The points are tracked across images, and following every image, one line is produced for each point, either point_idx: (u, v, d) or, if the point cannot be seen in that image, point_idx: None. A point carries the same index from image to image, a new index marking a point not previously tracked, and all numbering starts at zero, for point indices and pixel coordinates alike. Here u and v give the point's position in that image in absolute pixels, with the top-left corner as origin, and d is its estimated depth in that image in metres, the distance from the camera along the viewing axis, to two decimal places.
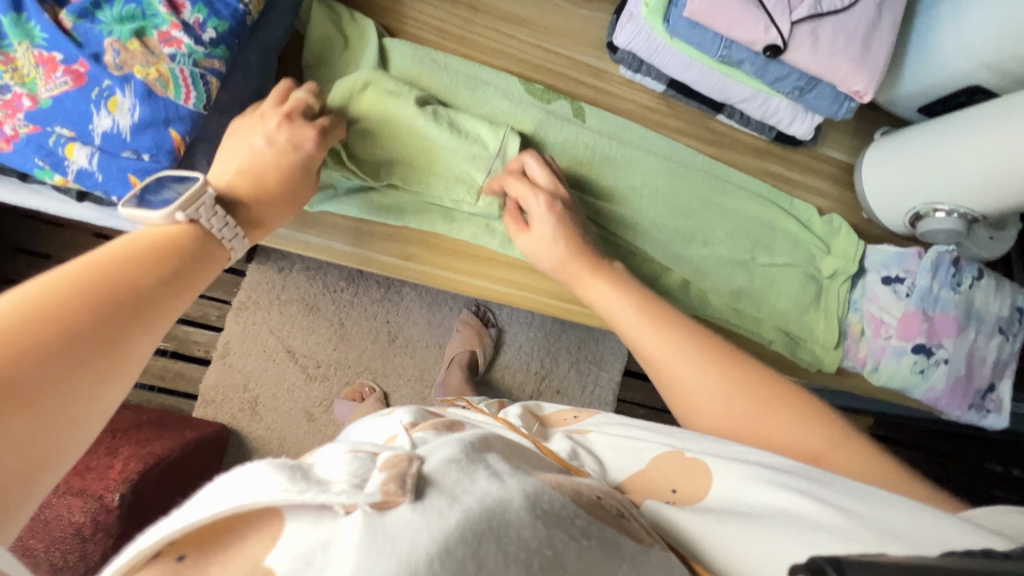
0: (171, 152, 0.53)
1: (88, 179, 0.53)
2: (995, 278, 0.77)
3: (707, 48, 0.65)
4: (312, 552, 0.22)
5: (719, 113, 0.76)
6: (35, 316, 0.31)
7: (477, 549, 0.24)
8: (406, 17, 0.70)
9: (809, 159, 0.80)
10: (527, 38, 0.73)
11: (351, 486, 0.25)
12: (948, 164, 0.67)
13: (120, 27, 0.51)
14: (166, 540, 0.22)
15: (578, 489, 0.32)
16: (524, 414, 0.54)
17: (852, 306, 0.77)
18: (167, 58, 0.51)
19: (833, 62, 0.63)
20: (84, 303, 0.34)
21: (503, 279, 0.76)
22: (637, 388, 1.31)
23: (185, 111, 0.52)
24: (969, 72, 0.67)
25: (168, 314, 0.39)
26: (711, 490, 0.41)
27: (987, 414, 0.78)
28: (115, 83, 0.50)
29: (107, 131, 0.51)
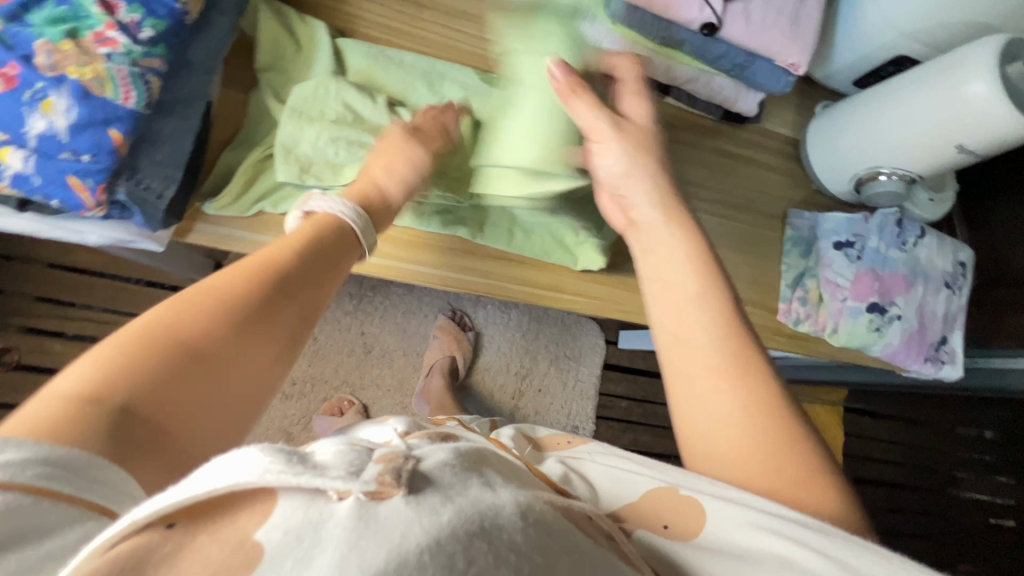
0: (111, 152, 0.51)
1: (24, 184, 0.50)
2: (937, 236, 0.82)
3: (649, 32, 0.66)
4: (303, 529, 0.22)
5: (667, 95, 0.77)
6: (212, 305, 0.35)
7: (468, 546, 0.24)
8: (355, 18, 0.70)
9: (756, 135, 0.83)
10: (473, 32, 0.73)
11: (346, 473, 0.24)
12: (888, 129, 0.70)
13: (51, 28, 0.49)
14: (157, 513, 0.21)
15: (569, 504, 0.32)
16: (517, 436, 0.55)
17: (808, 274, 0.81)
18: (103, 58, 0.49)
19: (766, 36, 0.66)
20: (250, 291, 0.37)
21: (470, 268, 0.73)
22: (618, 380, 1.34)
23: (124, 110, 0.50)
24: (893, 43, 0.71)
25: (319, 300, 0.41)
26: (703, 530, 0.40)
27: (943, 365, 0.82)
28: (48, 84, 0.48)
29: (43, 134, 0.49)
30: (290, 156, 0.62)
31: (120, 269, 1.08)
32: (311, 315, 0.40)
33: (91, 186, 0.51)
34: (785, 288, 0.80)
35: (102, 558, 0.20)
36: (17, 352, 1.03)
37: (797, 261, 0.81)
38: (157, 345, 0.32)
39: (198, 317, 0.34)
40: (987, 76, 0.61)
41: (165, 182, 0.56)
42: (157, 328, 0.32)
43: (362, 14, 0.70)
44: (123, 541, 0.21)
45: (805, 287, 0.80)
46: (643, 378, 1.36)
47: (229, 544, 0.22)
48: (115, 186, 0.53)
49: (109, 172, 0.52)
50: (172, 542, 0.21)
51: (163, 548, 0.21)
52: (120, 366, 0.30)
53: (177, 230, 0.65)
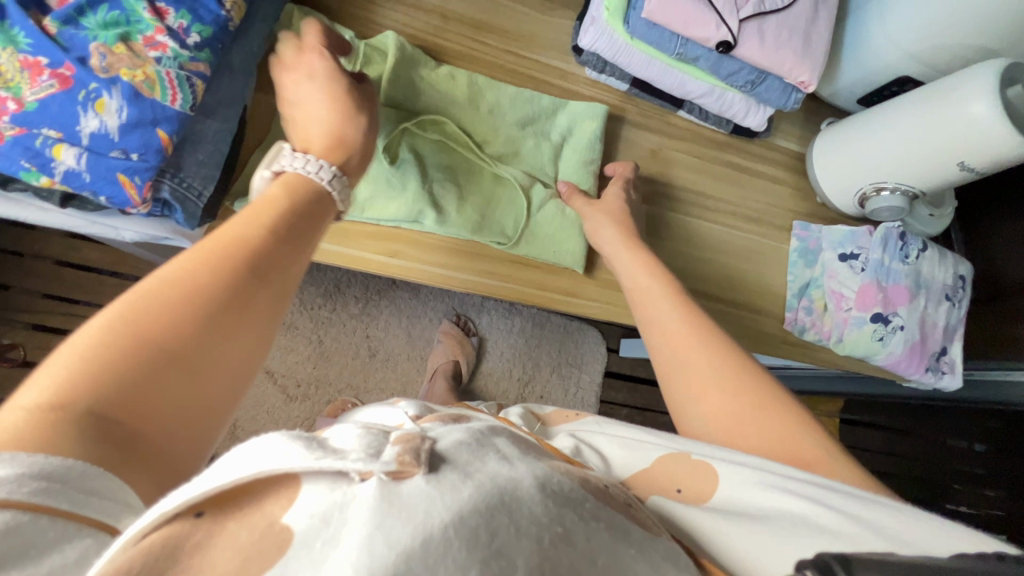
0: (159, 152, 0.52)
1: (76, 180, 0.50)
2: (938, 249, 0.83)
3: (665, 46, 0.68)
4: (329, 511, 0.23)
5: (680, 109, 0.79)
6: (171, 300, 0.32)
7: (489, 519, 0.25)
8: (376, 25, 0.70)
9: (764, 150, 0.84)
10: (493, 43, 0.74)
11: (366, 455, 0.25)
12: (894, 141, 0.71)
13: (105, 32, 0.51)
14: (185, 503, 0.22)
15: (586, 477, 0.33)
16: (526, 414, 0.56)
17: (813, 284, 0.81)
18: (153, 61, 0.51)
19: (779, 56, 0.67)
20: (209, 280, 0.33)
21: (486, 271, 0.72)
22: (619, 389, 1.34)
23: (172, 111, 0.52)
24: (900, 64, 0.72)
25: (288, 278, 0.38)
26: (718, 490, 0.42)
27: (943, 375, 0.83)
28: (102, 85, 0.49)
29: (96, 132, 0.49)
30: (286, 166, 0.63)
31: (129, 268, 1.09)
32: (281, 293, 0.37)
33: (140, 184, 0.52)
34: (791, 297, 0.81)
35: (137, 546, 0.21)
36: (24, 348, 1.04)
37: (802, 272, 0.82)
38: (122, 346, 0.29)
39: (155, 312, 0.31)
40: (987, 97, 0.62)
41: (206, 182, 0.57)
42: (116, 330, 0.30)
43: (390, 20, 0.70)
44: (155, 530, 0.21)
45: (811, 297, 0.81)
46: (644, 388, 1.37)
47: (259, 529, 0.22)
48: (160, 184, 0.55)
49: (156, 170, 0.52)
50: (203, 530, 0.22)
51: (195, 535, 0.22)
52: (78, 378, 0.28)
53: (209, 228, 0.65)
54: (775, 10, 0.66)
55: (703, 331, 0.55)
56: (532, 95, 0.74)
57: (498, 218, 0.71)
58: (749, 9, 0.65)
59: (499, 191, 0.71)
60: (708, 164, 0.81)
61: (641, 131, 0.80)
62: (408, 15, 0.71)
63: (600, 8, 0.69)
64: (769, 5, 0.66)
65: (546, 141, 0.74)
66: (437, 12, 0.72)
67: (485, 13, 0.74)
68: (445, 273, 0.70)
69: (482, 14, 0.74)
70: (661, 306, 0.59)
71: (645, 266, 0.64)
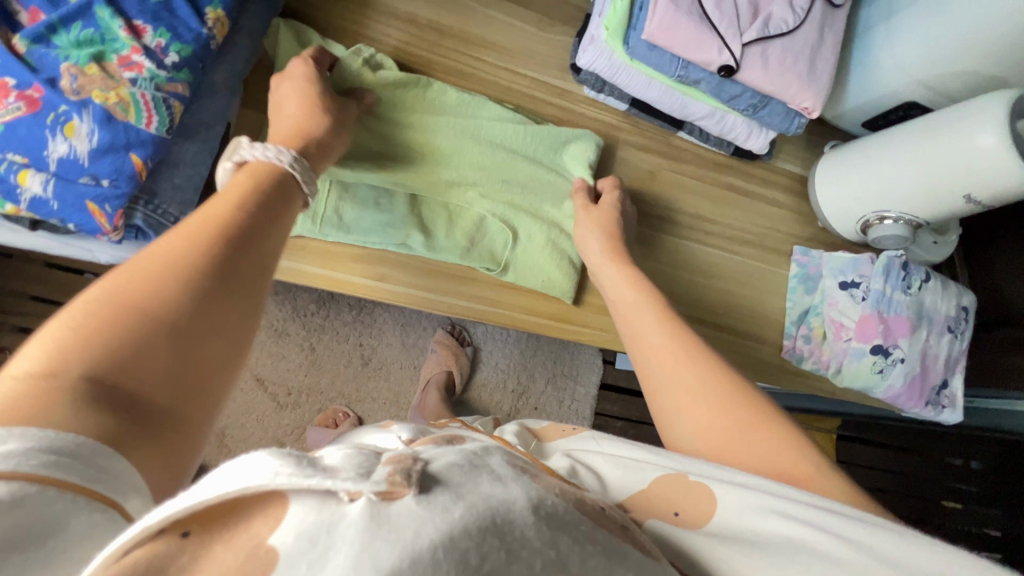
0: (131, 177, 0.52)
1: (42, 208, 0.51)
2: (941, 280, 0.82)
3: (665, 68, 0.68)
4: (317, 532, 0.22)
5: (680, 130, 0.79)
6: (164, 270, 0.32)
7: (480, 543, 0.24)
8: (375, 39, 0.70)
9: (765, 172, 0.84)
10: (491, 60, 0.75)
11: (356, 474, 0.24)
12: (900, 171, 0.71)
13: (77, 52, 0.51)
14: (170, 518, 0.21)
15: (580, 497, 0.32)
16: (520, 431, 0.55)
17: (813, 311, 0.81)
18: (127, 83, 0.51)
19: (782, 81, 0.67)
20: (200, 250, 0.34)
21: (474, 296, 0.72)
22: (614, 401, 1.31)
23: (146, 135, 0.52)
24: (906, 87, 0.73)
25: (275, 252, 0.38)
26: (716, 514, 0.41)
27: (943, 409, 0.82)
28: (72, 107, 0.49)
29: (64, 158, 0.49)
30: None
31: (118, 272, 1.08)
32: (267, 263, 0.37)
33: (109, 212, 0.52)
34: (789, 325, 0.81)
35: (116, 566, 0.20)
36: (10, 353, 1.02)
37: (801, 298, 0.82)
38: (109, 317, 0.29)
39: (144, 284, 0.31)
40: (996, 129, 0.62)
41: (183, 206, 0.57)
42: (106, 300, 0.30)
43: (389, 33, 0.70)
44: (137, 548, 0.20)
45: (809, 325, 0.81)
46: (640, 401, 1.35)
47: (243, 553, 0.21)
48: (133, 211, 0.54)
49: (127, 198, 0.52)
50: (187, 552, 0.21)
51: (179, 558, 0.21)
52: (69, 353, 0.27)
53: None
54: (781, 34, 0.67)
55: (664, 322, 0.56)
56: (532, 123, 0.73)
57: (487, 244, 0.71)
58: (753, 33, 0.66)
59: (488, 220, 0.71)
60: (708, 186, 0.82)
61: (638, 151, 0.80)
62: (406, 30, 0.71)
63: (600, 28, 0.69)
64: (773, 29, 0.67)
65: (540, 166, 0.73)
66: (434, 28, 0.72)
67: (485, 30, 0.74)
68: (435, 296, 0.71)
69: (480, 31, 0.74)
70: (656, 335, 0.55)
71: (628, 283, 0.63)
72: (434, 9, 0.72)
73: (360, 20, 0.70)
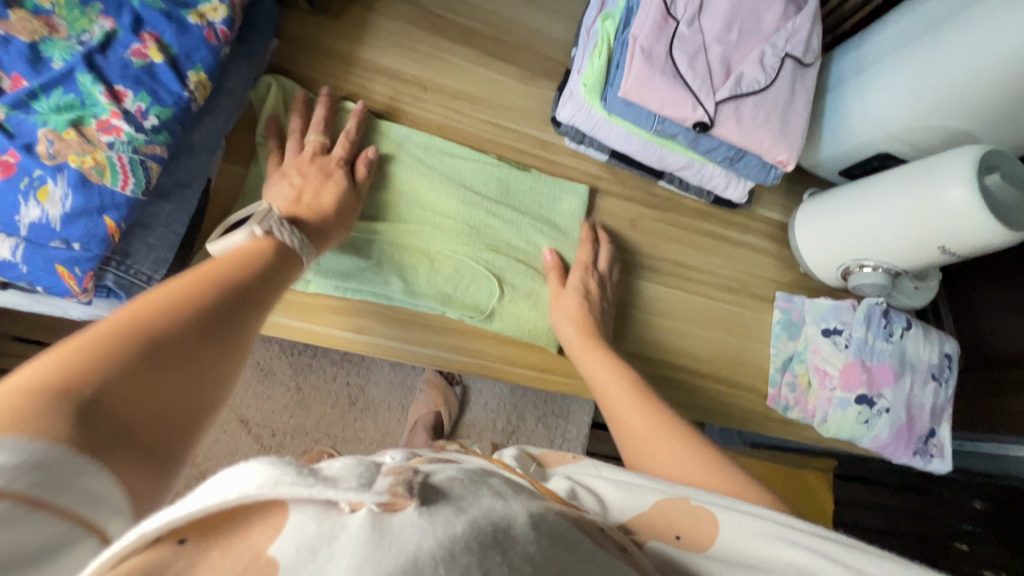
0: (104, 240, 0.51)
1: (11, 270, 0.50)
2: (922, 327, 0.84)
3: (643, 123, 0.71)
4: (316, 542, 0.21)
5: (660, 179, 0.82)
6: (168, 309, 0.37)
7: (482, 556, 0.23)
8: (360, 87, 0.72)
9: (746, 220, 0.86)
10: (473, 113, 0.77)
11: (358, 485, 0.24)
12: (875, 217, 0.73)
13: (56, 117, 0.50)
14: (168, 524, 0.20)
15: (582, 517, 0.32)
16: (521, 455, 0.52)
17: (797, 357, 0.81)
18: (105, 146, 0.51)
19: (755, 136, 0.70)
20: (200, 296, 0.39)
21: (457, 347, 0.72)
22: (607, 441, 1.29)
23: (122, 197, 0.51)
24: (878, 140, 0.76)
25: (265, 308, 0.45)
26: (717, 539, 0.41)
27: (933, 458, 0.81)
28: (46, 172, 0.49)
29: (36, 222, 0.49)
30: None
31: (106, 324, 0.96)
32: (256, 314, 0.43)
33: (79, 275, 0.51)
34: (773, 372, 0.81)
35: (113, 571, 0.19)
36: None
37: (785, 344, 0.82)
38: (111, 338, 0.32)
39: (145, 316, 0.35)
40: (965, 182, 0.65)
41: (156, 266, 0.56)
42: (110, 328, 0.33)
43: (373, 84, 0.72)
44: (135, 554, 0.20)
45: (794, 371, 0.81)
46: None
47: (242, 561, 0.21)
48: (104, 272, 0.53)
49: (99, 260, 0.51)
50: (184, 557, 0.20)
51: (178, 563, 0.20)
52: (70, 362, 0.30)
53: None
54: (752, 91, 0.70)
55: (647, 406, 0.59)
56: (517, 178, 0.75)
57: (470, 295, 0.70)
58: (726, 91, 0.69)
59: (473, 271, 0.70)
60: (692, 234, 0.83)
61: (619, 201, 0.81)
62: (389, 85, 0.73)
63: (578, 85, 0.72)
64: (746, 87, 0.70)
65: (521, 220, 0.74)
66: (417, 83, 0.74)
67: (466, 84, 0.76)
68: (413, 347, 0.71)
69: (462, 85, 0.76)
70: (666, 441, 0.55)
71: (614, 368, 0.65)
72: (416, 64, 0.74)
73: (346, 78, 0.72)
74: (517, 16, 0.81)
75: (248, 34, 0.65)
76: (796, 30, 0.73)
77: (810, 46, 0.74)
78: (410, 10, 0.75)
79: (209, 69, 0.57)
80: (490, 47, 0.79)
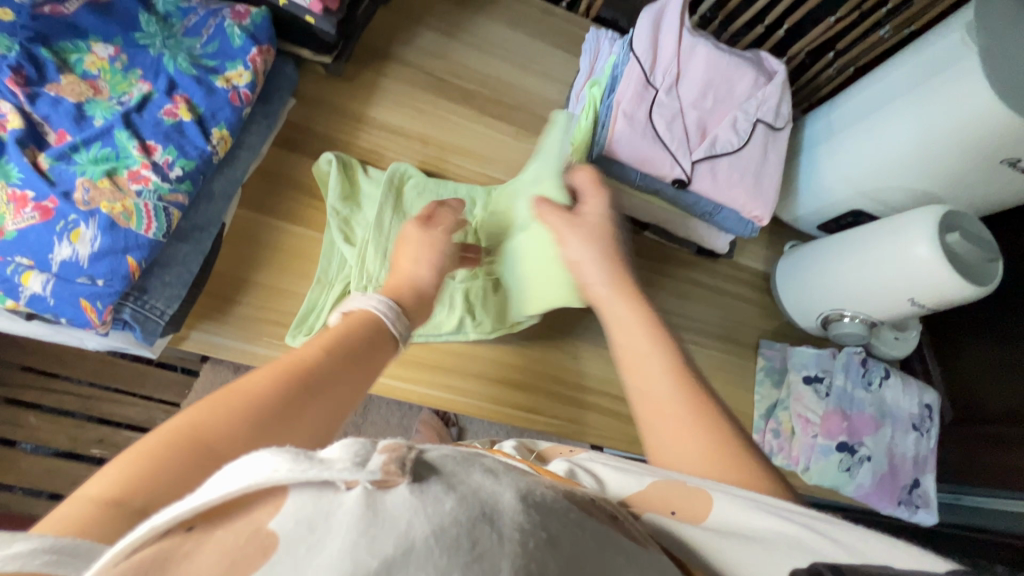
0: (125, 278, 0.54)
1: (40, 304, 0.53)
2: (901, 377, 0.86)
3: (628, 177, 0.74)
4: (315, 518, 0.22)
5: (645, 230, 0.85)
6: (236, 415, 0.33)
7: (472, 527, 0.23)
8: (363, 139, 0.76)
9: (729, 269, 0.89)
10: (471, 166, 0.80)
11: (353, 463, 0.24)
12: (854, 259, 0.76)
13: (93, 167, 0.55)
14: (175, 519, 0.21)
15: (571, 491, 0.33)
16: (520, 448, 0.54)
17: (780, 405, 0.82)
18: (133, 194, 0.55)
19: (731, 192, 0.74)
20: (275, 396, 0.34)
21: (447, 386, 0.72)
22: None
23: (144, 240, 0.55)
24: (850, 199, 0.81)
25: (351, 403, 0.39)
26: (712, 512, 0.39)
27: (918, 510, 0.82)
28: (80, 216, 0.52)
29: (66, 260, 0.52)
30: (311, 314, 0.66)
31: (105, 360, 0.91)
32: (343, 411, 0.38)
33: (100, 308, 0.54)
34: (758, 419, 0.82)
35: (128, 559, 0.20)
36: None
37: (769, 392, 0.83)
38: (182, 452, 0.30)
39: (227, 422, 0.32)
40: (927, 238, 0.69)
41: (168, 301, 0.59)
42: (182, 435, 0.31)
43: (377, 137, 0.76)
44: (147, 545, 0.21)
45: (777, 419, 0.82)
46: None
47: (244, 535, 0.21)
48: (122, 306, 0.56)
49: (119, 295, 0.55)
50: (191, 542, 0.21)
51: (185, 546, 0.21)
52: (139, 480, 0.29)
53: (173, 337, 0.63)
54: (727, 152, 0.75)
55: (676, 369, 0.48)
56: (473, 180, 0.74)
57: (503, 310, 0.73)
58: (701, 151, 0.73)
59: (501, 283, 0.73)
60: (675, 281, 0.86)
61: None
62: (391, 139, 0.77)
63: (567, 143, 0.77)
64: (721, 148, 0.74)
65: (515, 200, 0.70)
66: (419, 138, 0.78)
67: (465, 140, 0.81)
68: (406, 386, 0.71)
69: (462, 140, 0.80)
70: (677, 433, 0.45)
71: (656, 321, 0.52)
72: (418, 120, 0.79)
73: (351, 132, 0.75)
74: (514, 79, 0.86)
75: (268, 97, 0.69)
76: (766, 98, 0.78)
77: (779, 113, 0.79)
78: (414, 72, 0.80)
79: (231, 126, 0.62)
80: (488, 106, 0.83)
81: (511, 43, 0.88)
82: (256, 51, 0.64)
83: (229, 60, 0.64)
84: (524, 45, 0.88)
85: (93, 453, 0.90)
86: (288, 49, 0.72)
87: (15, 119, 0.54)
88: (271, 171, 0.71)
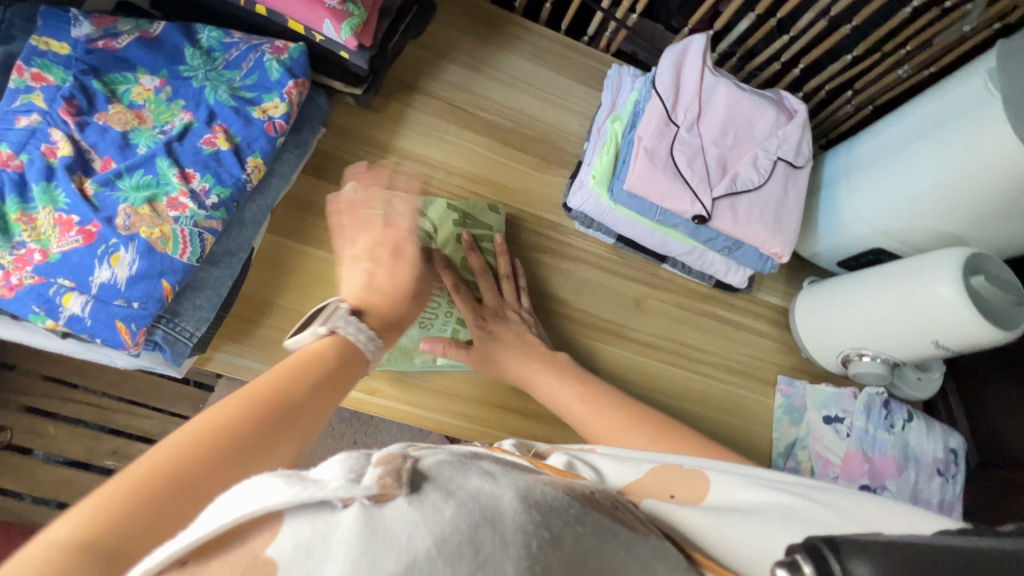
0: (160, 300, 0.57)
1: (77, 324, 0.55)
2: (924, 420, 0.84)
3: (646, 214, 0.76)
4: (312, 542, 0.23)
5: (664, 262, 0.86)
6: (200, 444, 0.34)
7: (473, 533, 0.24)
8: (388, 165, 0.78)
9: (747, 304, 0.89)
10: (492, 194, 0.82)
11: (346, 480, 0.25)
12: (874, 298, 0.75)
13: (135, 194, 0.58)
14: (173, 554, 0.23)
15: (573, 487, 0.33)
16: (518, 444, 0.53)
17: (799, 443, 0.81)
18: (171, 220, 0.58)
19: (751, 229, 0.75)
20: (239, 418, 0.36)
21: (458, 414, 0.73)
22: None
23: (179, 264, 0.58)
24: (872, 237, 0.81)
25: (319, 422, 0.41)
26: (708, 493, 0.44)
27: None
28: (121, 241, 0.55)
29: (105, 283, 0.55)
30: None
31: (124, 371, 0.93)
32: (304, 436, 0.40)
33: (134, 330, 0.56)
34: (776, 457, 0.80)
35: None
36: None
37: (787, 429, 0.82)
38: (146, 486, 0.31)
39: (188, 456, 0.33)
40: (951, 282, 0.68)
41: (198, 324, 0.61)
42: (146, 475, 0.32)
43: (402, 164, 0.79)
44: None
45: (797, 458, 0.80)
46: None
47: (240, 565, 0.22)
48: (154, 328, 0.59)
49: (153, 317, 0.57)
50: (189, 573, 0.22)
51: None
52: (105, 520, 0.30)
53: (198, 358, 0.65)
54: (747, 189, 0.75)
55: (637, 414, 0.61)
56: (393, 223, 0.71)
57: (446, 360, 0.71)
58: (722, 188, 0.74)
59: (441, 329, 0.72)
60: (692, 314, 0.86)
61: (626, 282, 0.85)
62: (415, 168, 0.79)
63: (588, 176, 0.78)
64: (742, 185, 0.75)
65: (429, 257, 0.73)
66: (442, 168, 0.81)
67: (486, 170, 0.83)
68: (418, 412, 0.71)
69: (483, 170, 0.83)
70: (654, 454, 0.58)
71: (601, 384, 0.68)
72: (442, 151, 0.81)
73: (376, 160, 0.78)
74: (534, 112, 0.89)
75: (299, 127, 0.72)
76: (786, 137, 0.79)
77: (800, 151, 0.80)
78: (440, 104, 0.83)
79: (265, 155, 0.65)
80: (511, 138, 0.86)
81: (535, 78, 0.91)
82: (291, 84, 0.67)
83: (265, 93, 0.67)
84: (547, 80, 0.91)
85: (106, 464, 0.91)
86: (321, 81, 0.76)
87: (64, 145, 0.57)
88: (299, 193, 0.74)
